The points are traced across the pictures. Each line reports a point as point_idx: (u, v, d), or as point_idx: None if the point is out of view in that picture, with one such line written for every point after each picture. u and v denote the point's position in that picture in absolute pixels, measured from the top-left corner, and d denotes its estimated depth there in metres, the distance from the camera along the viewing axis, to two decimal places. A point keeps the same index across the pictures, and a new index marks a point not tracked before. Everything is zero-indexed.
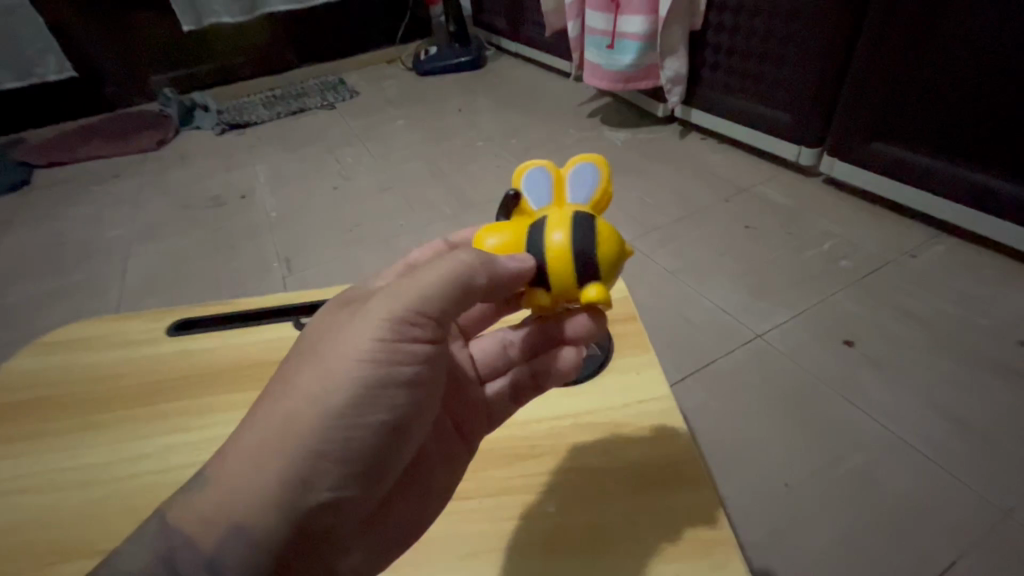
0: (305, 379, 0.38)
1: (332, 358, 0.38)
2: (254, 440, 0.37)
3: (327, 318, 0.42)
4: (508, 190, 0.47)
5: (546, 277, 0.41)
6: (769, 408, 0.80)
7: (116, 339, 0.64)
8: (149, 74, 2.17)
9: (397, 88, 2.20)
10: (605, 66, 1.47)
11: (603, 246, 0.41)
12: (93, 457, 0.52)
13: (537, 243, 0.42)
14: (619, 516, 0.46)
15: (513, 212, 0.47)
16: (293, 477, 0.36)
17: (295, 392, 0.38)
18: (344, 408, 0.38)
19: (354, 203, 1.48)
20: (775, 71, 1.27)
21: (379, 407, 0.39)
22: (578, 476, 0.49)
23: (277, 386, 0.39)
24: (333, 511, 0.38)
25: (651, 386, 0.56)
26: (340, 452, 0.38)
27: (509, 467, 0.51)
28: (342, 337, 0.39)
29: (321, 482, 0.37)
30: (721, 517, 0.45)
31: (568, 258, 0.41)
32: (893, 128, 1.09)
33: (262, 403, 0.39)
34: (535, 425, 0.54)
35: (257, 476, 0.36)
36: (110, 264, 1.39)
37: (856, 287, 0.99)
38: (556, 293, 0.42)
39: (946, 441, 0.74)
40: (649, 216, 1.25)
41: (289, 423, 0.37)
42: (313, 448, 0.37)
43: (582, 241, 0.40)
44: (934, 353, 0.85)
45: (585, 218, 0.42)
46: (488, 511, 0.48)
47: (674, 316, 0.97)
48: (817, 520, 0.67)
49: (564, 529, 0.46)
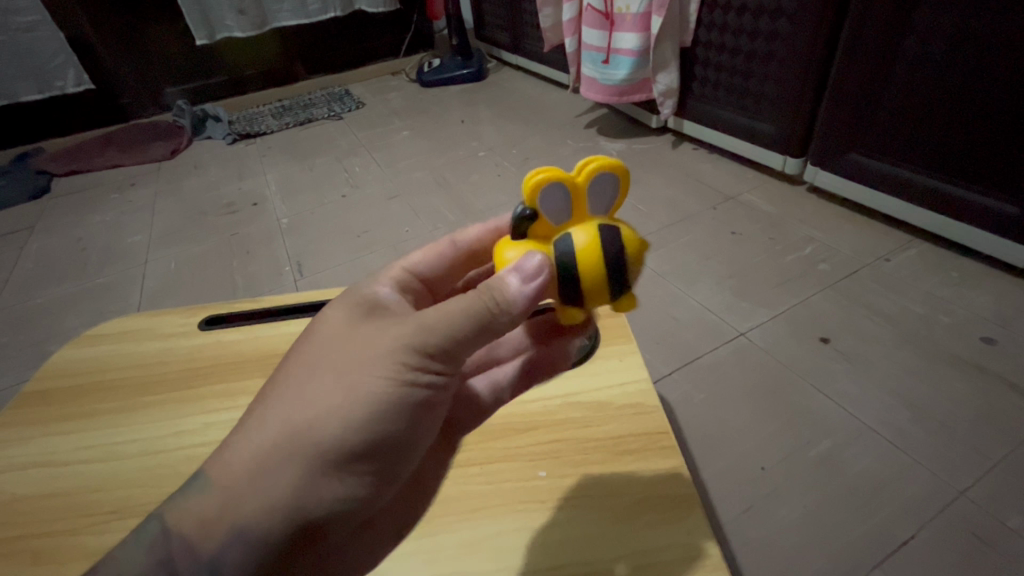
0: (322, 392, 0.39)
1: (352, 377, 0.39)
2: (262, 442, 0.38)
3: (349, 332, 0.42)
4: (523, 210, 0.45)
5: (581, 291, 0.44)
6: (748, 398, 0.87)
7: (153, 332, 0.71)
8: (164, 86, 2.26)
9: (401, 100, 2.29)
10: (600, 80, 1.56)
11: (630, 254, 0.44)
12: (141, 432, 0.59)
13: (569, 258, 0.44)
14: (603, 499, 0.51)
15: (530, 229, 0.46)
16: (306, 480, 0.38)
17: (316, 405, 0.39)
18: (360, 424, 0.39)
19: (362, 210, 1.56)
20: (759, 85, 1.35)
21: (391, 427, 0.40)
22: (566, 466, 0.55)
23: (290, 388, 0.40)
24: (327, 526, 0.39)
25: (632, 369, 0.63)
26: (346, 468, 0.39)
27: (509, 439, 0.58)
28: (366, 355, 0.40)
29: (328, 493, 0.38)
30: (693, 499, 0.50)
31: (603, 280, 0.44)
32: (868, 140, 1.17)
33: (283, 405, 0.39)
34: (532, 403, 0.61)
35: (272, 474, 0.38)
36: (131, 267, 1.47)
37: (832, 288, 1.06)
38: (590, 300, 0.45)
39: (907, 427, 0.81)
40: (641, 222, 1.32)
41: (300, 434, 0.38)
42: (318, 463, 0.38)
43: (614, 260, 0.44)
44: (899, 348, 0.92)
45: (611, 247, 0.44)
46: (489, 474, 0.55)
47: (661, 315, 1.04)
48: (789, 497, 0.74)
49: (552, 512, 0.51)
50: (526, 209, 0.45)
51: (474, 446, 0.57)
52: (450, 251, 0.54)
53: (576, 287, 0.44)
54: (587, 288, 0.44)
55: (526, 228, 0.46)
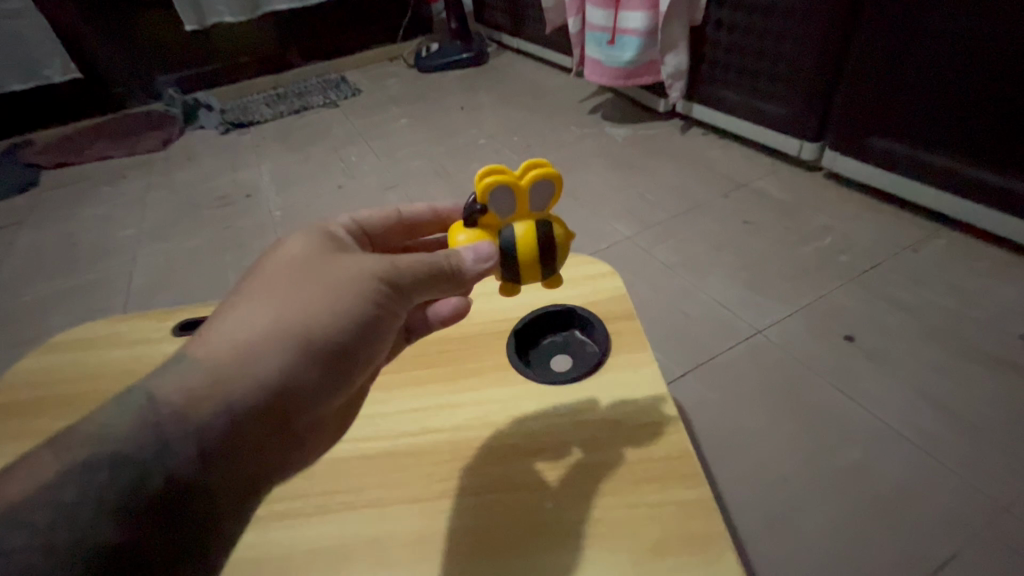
0: (302, 299, 0.42)
1: (331, 290, 0.43)
2: (236, 334, 0.39)
3: (318, 257, 0.45)
4: (473, 205, 0.51)
5: (515, 273, 0.50)
6: (769, 402, 0.81)
7: (123, 338, 0.66)
8: (155, 73, 2.17)
9: (399, 86, 2.21)
10: (605, 62, 1.47)
11: (560, 237, 0.51)
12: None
13: (509, 239, 0.49)
14: (614, 542, 0.42)
15: (479, 221, 0.51)
16: (286, 364, 0.40)
17: (298, 307, 0.41)
18: (336, 328, 0.42)
19: (358, 202, 1.49)
20: (774, 65, 1.26)
21: (358, 340, 0.44)
22: (571, 499, 0.45)
23: (259, 295, 0.42)
24: (270, 430, 0.39)
25: (645, 381, 0.53)
26: (313, 368, 0.41)
27: (505, 464, 0.49)
28: (341, 274, 0.44)
29: (299, 381, 0.40)
30: (725, 545, 0.41)
31: (534, 265, 0.50)
32: (893, 122, 1.10)
33: (269, 302, 0.41)
34: (529, 422, 0.51)
35: (258, 354, 0.39)
36: (119, 262, 1.41)
37: (855, 282, 0.99)
38: (527, 277, 0.51)
39: (940, 433, 0.75)
40: (649, 212, 1.25)
41: (281, 330, 0.40)
42: (292, 357, 0.40)
43: (543, 250, 0.49)
44: (930, 346, 0.86)
45: (541, 238, 0.49)
46: (479, 508, 0.46)
47: (672, 311, 0.98)
48: (814, 512, 0.68)
49: (554, 558, 0.42)
50: (476, 205, 0.50)
51: (463, 474, 0.48)
52: (394, 221, 0.56)
53: (514, 264, 0.50)
54: (524, 265, 0.49)
55: (476, 219, 0.51)
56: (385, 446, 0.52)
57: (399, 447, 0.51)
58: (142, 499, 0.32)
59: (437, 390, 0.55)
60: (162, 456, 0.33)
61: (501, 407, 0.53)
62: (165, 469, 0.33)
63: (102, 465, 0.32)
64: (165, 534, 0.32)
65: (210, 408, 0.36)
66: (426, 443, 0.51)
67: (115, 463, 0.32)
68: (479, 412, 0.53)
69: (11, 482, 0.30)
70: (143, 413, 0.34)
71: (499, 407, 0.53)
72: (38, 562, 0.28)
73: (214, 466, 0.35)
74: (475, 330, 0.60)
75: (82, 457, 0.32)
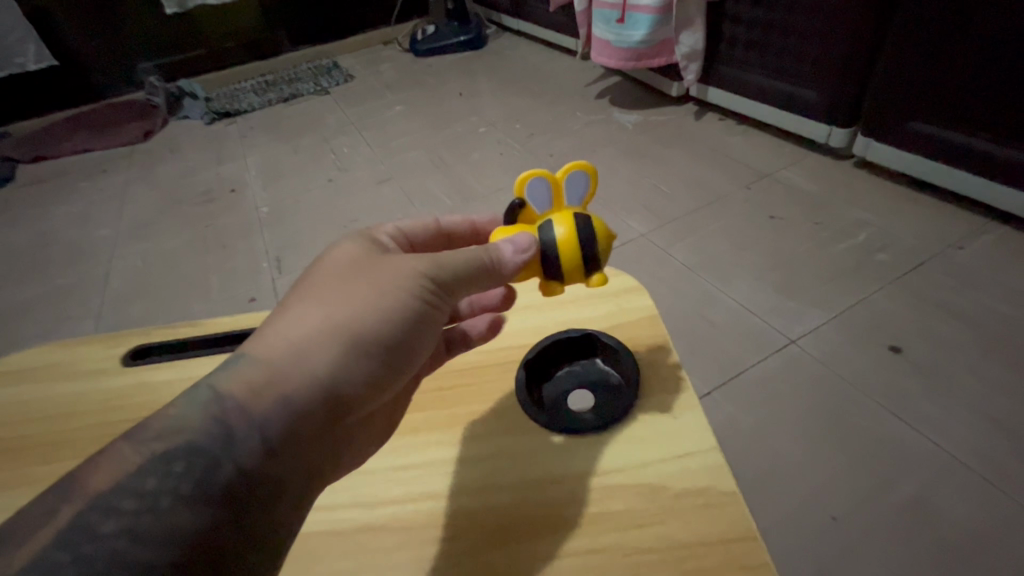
0: (348, 297, 0.37)
1: (380, 287, 0.38)
2: (282, 337, 0.35)
3: (363, 255, 0.40)
4: (512, 199, 0.45)
5: (558, 269, 0.43)
6: (808, 426, 0.72)
7: (70, 370, 0.57)
8: (135, 60, 2.06)
9: (393, 72, 2.09)
10: (614, 43, 1.36)
11: (606, 236, 0.43)
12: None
13: (549, 239, 0.42)
14: None
15: (518, 219, 0.45)
16: (342, 360, 0.36)
17: (346, 306, 0.37)
18: (388, 328, 0.38)
19: (350, 196, 1.39)
20: (801, 43, 1.15)
21: (409, 340, 0.39)
22: None
23: (304, 296, 0.37)
24: (315, 445, 0.35)
25: (691, 434, 0.40)
26: (363, 373, 0.37)
27: (513, 547, 0.36)
28: (387, 271, 0.39)
29: (357, 375, 0.36)
30: None
31: (576, 260, 0.42)
32: (937, 106, 0.99)
33: (322, 293, 0.37)
34: (544, 488, 0.39)
35: (312, 351, 0.35)
36: (95, 265, 1.31)
37: (898, 284, 0.90)
38: (570, 281, 0.44)
39: (1009, 463, 0.66)
40: (665, 206, 1.15)
41: (330, 331, 0.36)
42: (341, 361, 0.35)
43: (585, 242, 0.42)
44: (986, 359, 0.77)
45: (584, 228, 0.42)
46: None
47: (695, 319, 0.89)
48: (868, 557, 0.60)
49: None
50: (515, 199, 0.45)
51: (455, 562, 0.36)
52: (434, 230, 0.49)
53: (555, 266, 0.43)
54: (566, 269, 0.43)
55: (516, 216, 0.45)
56: (355, 520, 0.39)
57: (375, 520, 0.39)
58: (219, 488, 0.29)
59: (427, 440, 0.43)
60: (233, 446, 0.31)
61: (507, 465, 0.40)
62: (236, 460, 0.31)
63: (177, 454, 0.30)
64: (240, 527, 0.29)
65: (271, 401, 0.33)
66: (410, 516, 0.39)
67: (190, 451, 0.30)
68: (479, 473, 0.40)
69: (94, 475, 0.29)
70: (209, 404, 0.32)
71: (505, 466, 0.40)
72: (124, 546, 0.26)
73: (280, 458, 0.33)
74: (478, 361, 0.48)
75: (159, 448, 0.30)
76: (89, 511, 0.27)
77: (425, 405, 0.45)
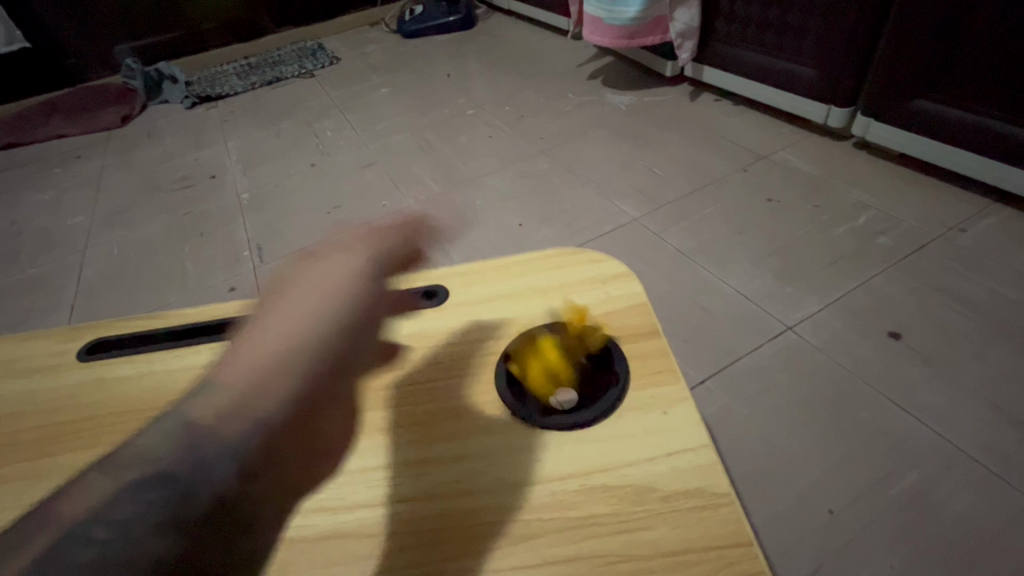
0: (298, 310, 0.37)
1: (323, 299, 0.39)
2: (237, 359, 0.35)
3: (313, 275, 0.41)
4: None
5: None
6: (806, 415, 0.69)
7: (15, 366, 0.51)
8: (111, 42, 1.98)
9: (380, 53, 2.03)
10: (606, 20, 1.31)
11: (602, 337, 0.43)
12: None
13: None
14: None
15: None
16: (297, 376, 0.35)
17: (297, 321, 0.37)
18: (338, 342, 0.37)
19: (334, 181, 1.34)
20: (801, 19, 1.11)
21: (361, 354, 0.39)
22: None
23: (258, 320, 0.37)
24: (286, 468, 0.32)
25: (681, 430, 0.37)
26: (319, 390, 0.36)
27: (490, 558, 0.32)
28: (330, 283, 0.40)
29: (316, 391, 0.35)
30: None
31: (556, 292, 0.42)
32: (942, 83, 0.95)
33: (276, 313, 0.37)
34: (523, 491, 0.35)
35: (268, 370, 0.34)
36: (68, 255, 1.26)
37: (898, 268, 0.87)
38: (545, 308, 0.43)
39: (1014, 453, 0.63)
40: (658, 190, 1.11)
41: (283, 350, 0.35)
42: (297, 378, 0.35)
43: None
44: (989, 344, 0.74)
45: None
46: None
47: (688, 305, 0.86)
48: (870, 551, 0.58)
49: None
50: None
51: (428, 571, 0.32)
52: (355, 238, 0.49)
53: None
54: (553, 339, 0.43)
55: None
56: (316, 527, 0.35)
57: (337, 528, 0.35)
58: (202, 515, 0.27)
59: (395, 439, 0.39)
60: (215, 475, 0.29)
61: (484, 466, 0.37)
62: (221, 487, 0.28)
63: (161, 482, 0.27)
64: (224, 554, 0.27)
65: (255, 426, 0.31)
66: (376, 521, 0.35)
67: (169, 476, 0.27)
68: (454, 475, 0.37)
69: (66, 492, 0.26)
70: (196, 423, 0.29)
71: (481, 467, 0.37)
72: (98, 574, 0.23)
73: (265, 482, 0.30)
74: (454, 354, 0.45)
75: (135, 473, 0.27)
76: (70, 538, 0.24)
77: (396, 400, 0.42)
